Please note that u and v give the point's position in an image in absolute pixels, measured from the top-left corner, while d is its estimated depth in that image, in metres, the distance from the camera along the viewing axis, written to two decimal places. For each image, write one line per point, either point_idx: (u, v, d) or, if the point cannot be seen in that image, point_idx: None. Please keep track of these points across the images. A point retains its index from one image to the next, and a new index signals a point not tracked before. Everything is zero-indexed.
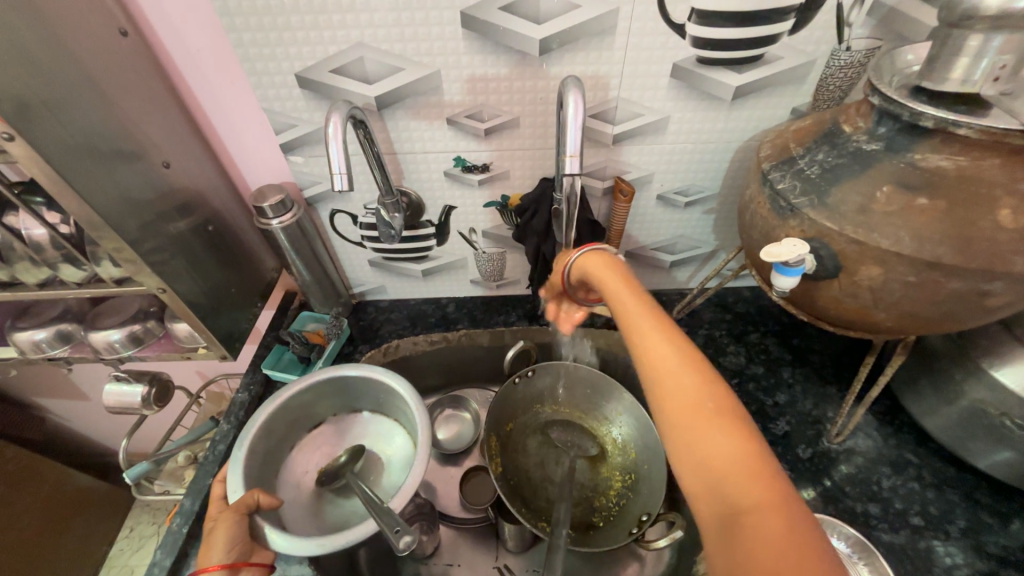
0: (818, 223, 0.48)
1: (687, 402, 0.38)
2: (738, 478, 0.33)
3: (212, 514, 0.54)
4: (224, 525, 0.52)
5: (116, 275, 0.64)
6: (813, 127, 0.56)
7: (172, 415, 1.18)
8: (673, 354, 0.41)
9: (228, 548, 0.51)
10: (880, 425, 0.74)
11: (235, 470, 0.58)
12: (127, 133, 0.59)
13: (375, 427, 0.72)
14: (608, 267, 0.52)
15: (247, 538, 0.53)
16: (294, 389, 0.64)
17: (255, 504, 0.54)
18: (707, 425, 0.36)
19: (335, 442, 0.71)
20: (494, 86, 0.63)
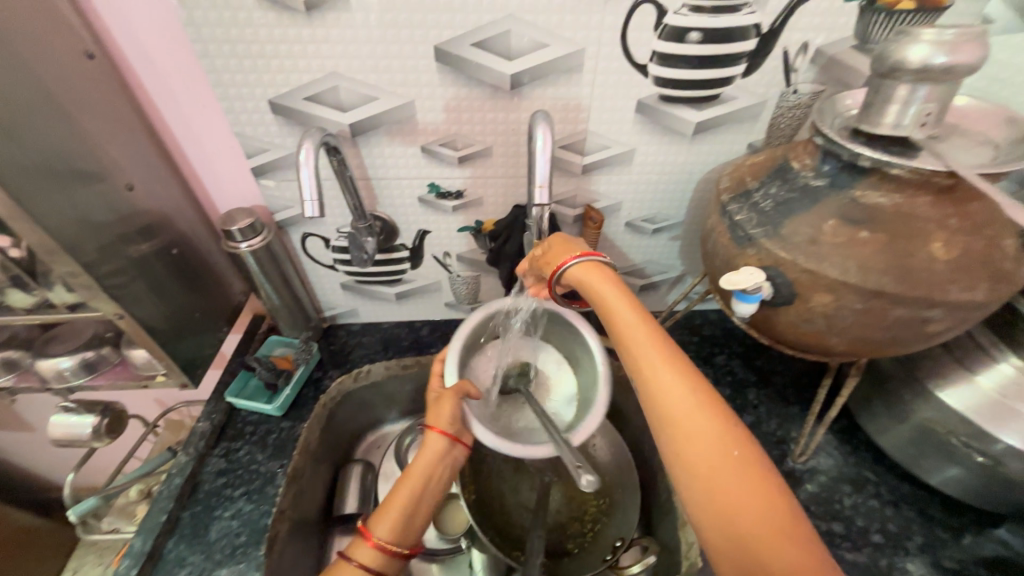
0: (773, 253, 0.51)
1: (714, 457, 0.42)
2: (756, 517, 0.39)
3: (434, 390, 0.64)
4: (449, 403, 0.61)
5: (69, 301, 0.61)
6: (766, 162, 0.59)
7: (126, 445, 1.11)
8: (694, 398, 0.45)
9: (452, 420, 0.61)
10: (841, 444, 0.76)
11: (450, 360, 0.64)
12: (89, 155, 0.58)
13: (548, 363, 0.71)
14: (613, 287, 0.53)
15: (460, 419, 0.62)
16: (505, 304, 0.65)
17: (467, 393, 0.62)
18: (728, 470, 0.41)
19: (530, 355, 0.70)
20: (467, 117, 0.65)
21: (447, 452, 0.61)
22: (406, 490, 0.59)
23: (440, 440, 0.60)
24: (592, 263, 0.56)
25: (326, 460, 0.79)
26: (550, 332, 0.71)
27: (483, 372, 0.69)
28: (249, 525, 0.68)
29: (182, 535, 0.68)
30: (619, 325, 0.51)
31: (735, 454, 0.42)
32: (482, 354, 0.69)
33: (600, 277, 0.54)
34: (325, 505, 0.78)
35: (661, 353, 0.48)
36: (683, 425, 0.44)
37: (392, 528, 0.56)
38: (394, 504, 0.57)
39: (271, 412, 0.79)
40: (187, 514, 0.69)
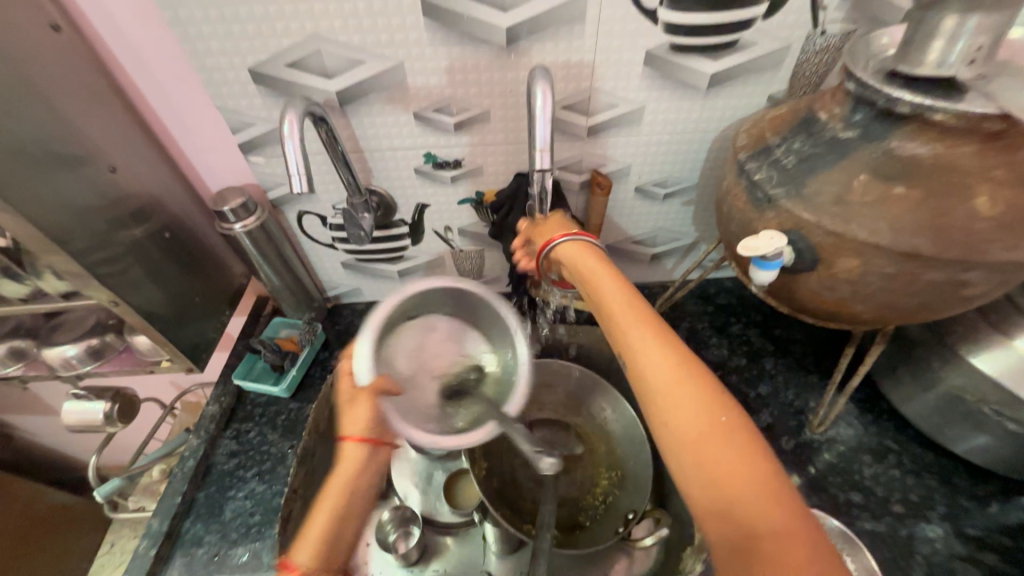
0: (794, 215, 0.47)
1: (697, 420, 0.39)
2: (747, 483, 0.36)
3: (342, 391, 0.50)
4: (365, 403, 0.48)
5: (62, 289, 0.60)
6: (788, 114, 0.54)
7: (146, 426, 1.14)
8: (680, 367, 0.42)
9: (369, 425, 0.49)
10: (862, 414, 0.73)
11: (362, 349, 0.49)
12: (69, 137, 0.55)
13: (467, 343, 0.56)
14: (596, 260, 0.53)
15: (382, 420, 0.49)
16: (423, 284, 0.53)
17: (387, 390, 0.49)
18: (717, 439, 0.38)
19: (450, 335, 0.55)
20: (461, 79, 0.61)
21: (370, 462, 0.50)
22: (330, 504, 0.48)
23: (360, 449, 0.49)
24: (574, 241, 0.56)
25: None
26: (464, 308, 0.57)
27: (398, 364, 0.52)
28: (262, 505, 0.69)
29: (198, 514, 0.69)
30: (603, 298, 0.50)
31: (723, 420, 0.39)
32: (404, 338, 0.53)
33: (586, 254, 0.54)
34: None
35: (644, 324, 0.46)
36: (663, 391, 0.41)
37: (314, 553, 0.46)
38: (313, 529, 0.47)
39: (279, 393, 0.79)
40: (203, 494, 0.71)
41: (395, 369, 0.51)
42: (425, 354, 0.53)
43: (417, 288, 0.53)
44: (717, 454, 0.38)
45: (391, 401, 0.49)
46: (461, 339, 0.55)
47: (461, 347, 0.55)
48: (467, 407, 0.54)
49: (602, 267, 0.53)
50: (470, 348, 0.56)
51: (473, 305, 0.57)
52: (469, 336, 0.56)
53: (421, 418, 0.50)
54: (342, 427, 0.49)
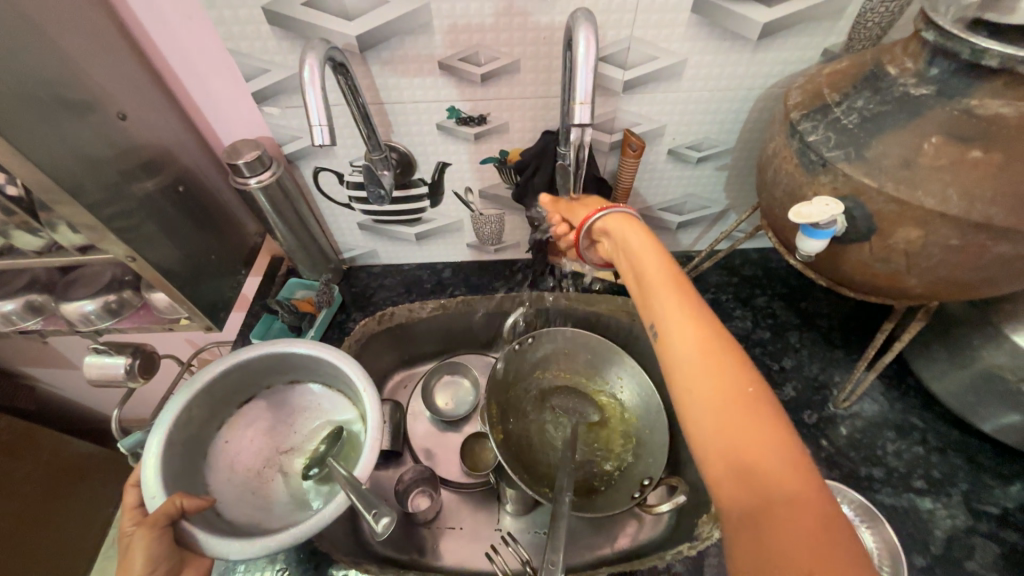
0: (854, 179, 0.44)
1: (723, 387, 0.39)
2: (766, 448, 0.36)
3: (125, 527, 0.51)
4: (140, 538, 0.48)
5: (78, 242, 0.58)
6: (850, 69, 0.50)
7: (163, 382, 1.16)
8: (709, 339, 0.42)
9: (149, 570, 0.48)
10: (888, 390, 0.72)
11: (149, 473, 0.53)
12: (73, 79, 0.52)
13: (327, 402, 0.69)
14: (641, 232, 0.54)
15: (172, 547, 0.50)
16: (217, 369, 0.60)
17: (180, 511, 0.51)
18: (737, 403, 0.38)
19: (282, 413, 0.68)
20: (491, 23, 0.56)
21: None
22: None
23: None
24: (617, 216, 0.57)
25: None
26: (294, 372, 0.68)
27: (237, 444, 0.64)
28: None
29: None
30: (643, 269, 0.51)
31: (751, 394, 0.38)
32: (235, 424, 0.65)
33: (629, 224, 0.55)
34: None
35: (682, 293, 0.46)
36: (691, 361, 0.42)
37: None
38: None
39: None
40: None
41: (181, 482, 0.56)
42: (272, 432, 0.67)
43: (209, 376, 0.60)
44: (737, 417, 0.37)
45: (189, 519, 0.52)
46: (309, 393, 0.69)
47: (297, 407, 0.69)
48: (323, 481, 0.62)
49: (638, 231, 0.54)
50: (310, 405, 0.68)
51: (289, 365, 0.66)
52: (311, 398, 0.69)
53: (255, 511, 0.60)
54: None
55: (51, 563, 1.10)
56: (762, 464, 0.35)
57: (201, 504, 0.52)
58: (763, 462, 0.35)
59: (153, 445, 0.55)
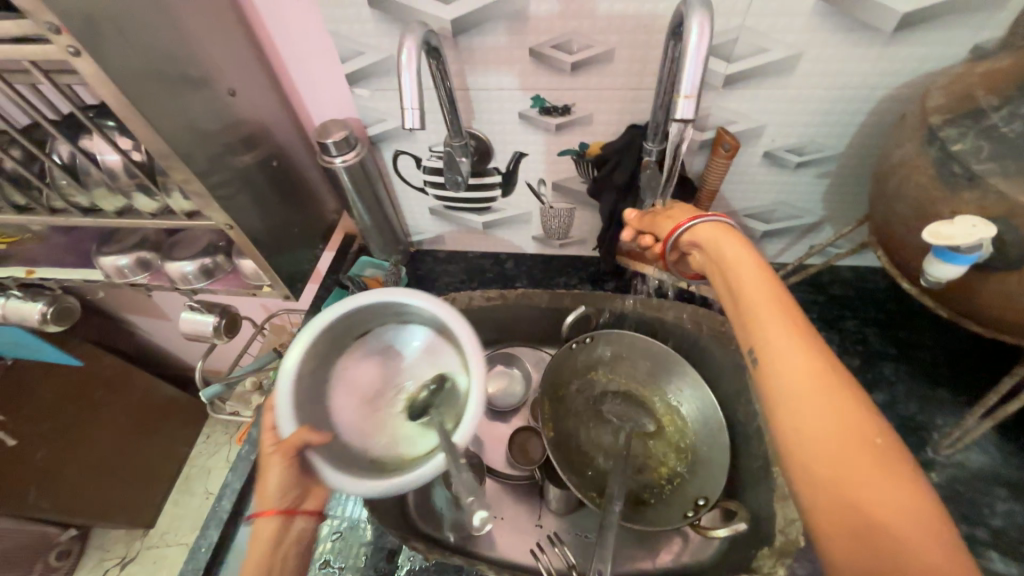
0: (1010, 198, 0.37)
1: (843, 432, 0.36)
2: (896, 507, 0.33)
3: (266, 444, 0.50)
4: (278, 464, 0.48)
5: (186, 208, 0.63)
6: (1014, 68, 0.42)
7: (239, 342, 1.26)
8: (825, 368, 0.39)
9: (283, 491, 0.50)
10: (1001, 441, 0.63)
11: (280, 399, 0.49)
12: (193, 56, 0.55)
13: (418, 362, 0.56)
14: (737, 242, 0.47)
15: (301, 474, 0.51)
16: (363, 302, 0.53)
17: (306, 444, 0.48)
18: (862, 458, 0.35)
19: (366, 365, 0.55)
20: (590, 8, 0.53)
21: (283, 534, 0.51)
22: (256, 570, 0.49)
23: (275, 518, 0.51)
24: (713, 225, 0.49)
25: None
26: (400, 318, 0.56)
27: (354, 378, 0.54)
28: None
29: None
30: (737, 282, 0.45)
31: (878, 445, 0.35)
32: (309, 375, 0.51)
33: (726, 235, 0.48)
34: None
35: (787, 319, 0.42)
36: (806, 398, 0.38)
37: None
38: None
39: None
40: None
41: (301, 390, 0.50)
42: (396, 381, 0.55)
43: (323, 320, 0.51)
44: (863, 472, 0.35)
45: (314, 451, 0.48)
46: (399, 340, 0.57)
47: (382, 364, 0.56)
48: (431, 426, 0.53)
49: (730, 238, 0.48)
50: (397, 362, 0.56)
51: (378, 312, 0.55)
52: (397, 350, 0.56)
53: None
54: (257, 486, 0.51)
55: (136, 488, 1.24)
56: (904, 539, 0.32)
57: (325, 439, 0.48)
58: (893, 520, 0.33)
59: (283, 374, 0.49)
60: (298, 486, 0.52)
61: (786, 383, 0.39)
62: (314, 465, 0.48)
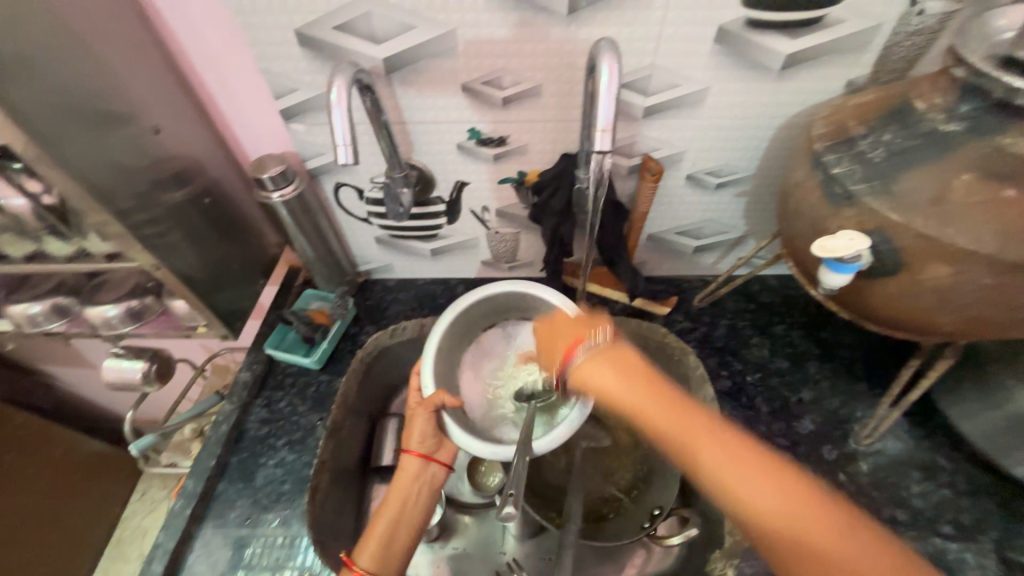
0: (881, 214, 0.43)
1: (816, 534, 0.35)
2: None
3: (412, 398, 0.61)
4: (422, 414, 0.58)
5: (106, 250, 0.60)
6: (877, 102, 0.49)
7: (178, 386, 1.18)
8: (758, 466, 0.38)
9: (422, 440, 0.58)
10: (912, 428, 0.70)
11: (427, 365, 0.60)
12: (113, 94, 0.54)
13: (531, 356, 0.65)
14: (608, 364, 0.46)
15: (434, 433, 0.59)
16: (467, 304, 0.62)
17: (443, 403, 0.58)
18: (842, 550, 0.34)
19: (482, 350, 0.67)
20: (516, 48, 0.57)
21: (421, 477, 0.58)
22: (395, 504, 0.56)
23: (416, 461, 0.57)
24: (602, 351, 0.48)
25: (365, 413, 0.80)
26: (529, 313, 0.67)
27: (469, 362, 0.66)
28: (292, 473, 0.70)
29: (230, 478, 0.70)
30: (637, 411, 0.43)
31: (839, 524, 0.35)
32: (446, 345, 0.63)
33: (607, 364, 0.46)
34: (363, 455, 0.79)
35: (684, 419, 0.41)
36: (771, 516, 0.36)
37: (372, 554, 0.53)
38: (374, 532, 0.55)
39: (309, 364, 0.79)
40: (235, 460, 0.72)
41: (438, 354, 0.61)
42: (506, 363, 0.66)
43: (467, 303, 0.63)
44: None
45: (448, 412, 0.58)
46: (515, 335, 0.67)
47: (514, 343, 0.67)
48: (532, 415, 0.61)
49: (612, 362, 0.46)
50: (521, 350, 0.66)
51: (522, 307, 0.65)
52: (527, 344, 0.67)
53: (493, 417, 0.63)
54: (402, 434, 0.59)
55: (56, 560, 1.10)
56: None
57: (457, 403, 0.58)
58: None
59: (429, 344, 0.61)
60: (434, 437, 0.59)
61: (750, 510, 0.37)
62: (448, 417, 0.58)
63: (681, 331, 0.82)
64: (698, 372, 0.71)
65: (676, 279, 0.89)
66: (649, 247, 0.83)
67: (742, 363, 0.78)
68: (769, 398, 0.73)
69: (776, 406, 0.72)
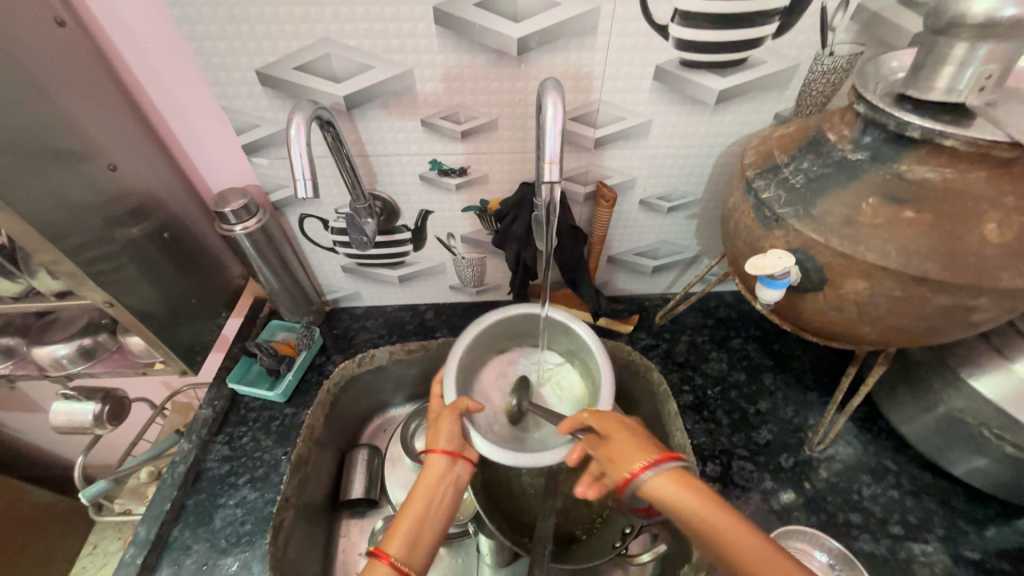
0: (803, 234, 0.47)
1: None
2: None
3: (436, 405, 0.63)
4: (449, 419, 0.58)
5: (56, 288, 0.58)
6: (797, 133, 0.54)
7: (134, 426, 1.13)
8: None
9: (450, 439, 0.57)
10: (860, 432, 0.73)
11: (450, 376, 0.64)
12: (68, 133, 0.54)
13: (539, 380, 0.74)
14: (688, 483, 0.44)
15: (461, 434, 0.58)
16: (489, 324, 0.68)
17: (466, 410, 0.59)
18: None
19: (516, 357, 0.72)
20: (471, 86, 0.60)
21: (449, 474, 0.55)
22: (420, 503, 0.52)
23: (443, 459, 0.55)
24: (677, 474, 0.45)
25: (333, 445, 0.79)
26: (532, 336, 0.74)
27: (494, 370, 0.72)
28: (254, 513, 0.68)
29: (186, 522, 0.67)
30: (715, 534, 0.41)
31: None
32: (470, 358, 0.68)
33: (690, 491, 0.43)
34: (330, 489, 0.77)
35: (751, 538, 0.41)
36: None
37: (399, 542, 0.50)
38: (406, 519, 0.51)
39: (274, 398, 0.78)
40: (192, 502, 0.69)
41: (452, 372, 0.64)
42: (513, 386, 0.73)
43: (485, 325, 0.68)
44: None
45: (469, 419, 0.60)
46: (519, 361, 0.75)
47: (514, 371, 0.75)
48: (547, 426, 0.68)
49: (689, 487, 0.44)
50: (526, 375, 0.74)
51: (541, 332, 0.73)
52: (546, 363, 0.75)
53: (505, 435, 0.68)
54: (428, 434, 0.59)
55: None
56: None
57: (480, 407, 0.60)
58: None
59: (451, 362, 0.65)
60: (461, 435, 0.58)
61: None
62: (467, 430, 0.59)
63: (644, 348, 0.84)
64: (662, 389, 0.73)
65: (638, 298, 0.92)
66: (610, 268, 0.86)
67: (702, 377, 0.81)
68: (728, 410, 0.76)
69: (736, 418, 0.75)
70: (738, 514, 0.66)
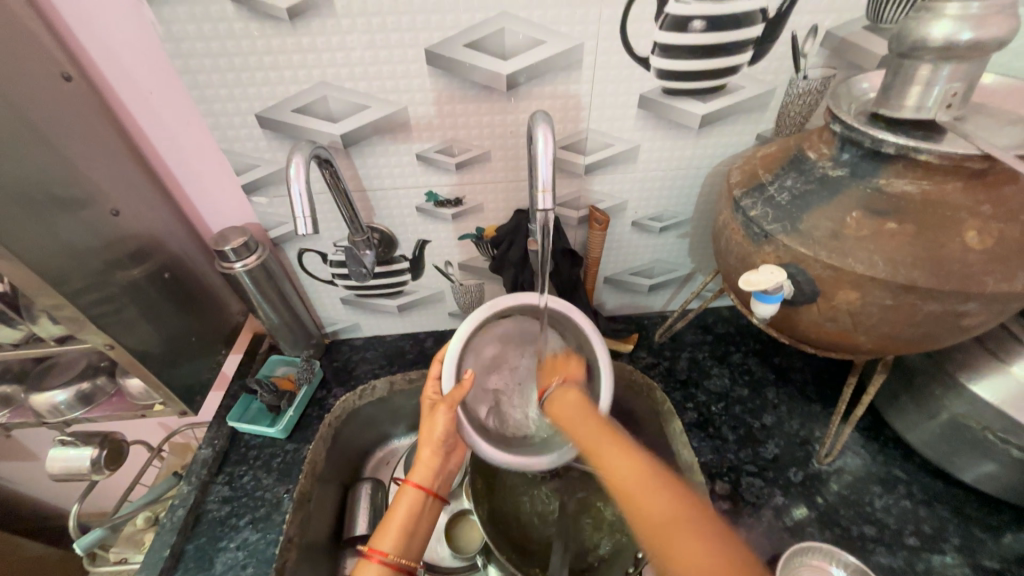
0: (793, 249, 0.48)
1: (635, 483, 0.45)
2: (660, 499, 0.43)
3: (430, 397, 0.59)
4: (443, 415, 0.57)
5: (57, 333, 0.59)
6: (778, 153, 0.57)
7: (131, 470, 1.10)
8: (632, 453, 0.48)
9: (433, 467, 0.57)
10: (867, 442, 0.73)
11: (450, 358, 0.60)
12: (72, 180, 0.56)
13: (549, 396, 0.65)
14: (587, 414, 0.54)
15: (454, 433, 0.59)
16: (511, 301, 0.62)
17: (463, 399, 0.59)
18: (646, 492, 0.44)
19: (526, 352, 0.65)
20: (463, 120, 0.63)
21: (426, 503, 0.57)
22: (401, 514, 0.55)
23: (419, 492, 0.56)
24: (560, 390, 0.59)
25: (335, 480, 0.77)
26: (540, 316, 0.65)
27: (516, 360, 0.66)
28: (256, 555, 0.66)
29: (186, 570, 0.65)
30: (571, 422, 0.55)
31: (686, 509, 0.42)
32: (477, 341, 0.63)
33: (573, 401, 0.56)
34: (333, 526, 0.75)
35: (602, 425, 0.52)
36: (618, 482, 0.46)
37: (394, 539, 0.53)
38: (394, 519, 0.55)
39: (275, 434, 0.76)
40: (192, 546, 0.67)
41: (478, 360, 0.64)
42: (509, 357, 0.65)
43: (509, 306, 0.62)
44: (674, 537, 0.40)
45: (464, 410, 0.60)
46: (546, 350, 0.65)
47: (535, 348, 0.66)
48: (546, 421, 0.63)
49: (573, 399, 0.57)
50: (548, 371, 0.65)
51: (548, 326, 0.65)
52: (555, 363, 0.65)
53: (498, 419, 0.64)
54: (420, 435, 0.58)
55: None
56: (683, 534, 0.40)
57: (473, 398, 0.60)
58: (663, 507, 0.43)
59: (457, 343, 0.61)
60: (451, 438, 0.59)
61: (619, 480, 0.46)
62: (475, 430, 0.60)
63: (646, 367, 0.84)
64: (666, 407, 0.73)
65: (637, 317, 0.93)
66: (607, 288, 0.87)
67: (705, 394, 0.80)
68: (733, 426, 0.76)
69: (741, 434, 0.75)
70: (751, 533, 0.65)
